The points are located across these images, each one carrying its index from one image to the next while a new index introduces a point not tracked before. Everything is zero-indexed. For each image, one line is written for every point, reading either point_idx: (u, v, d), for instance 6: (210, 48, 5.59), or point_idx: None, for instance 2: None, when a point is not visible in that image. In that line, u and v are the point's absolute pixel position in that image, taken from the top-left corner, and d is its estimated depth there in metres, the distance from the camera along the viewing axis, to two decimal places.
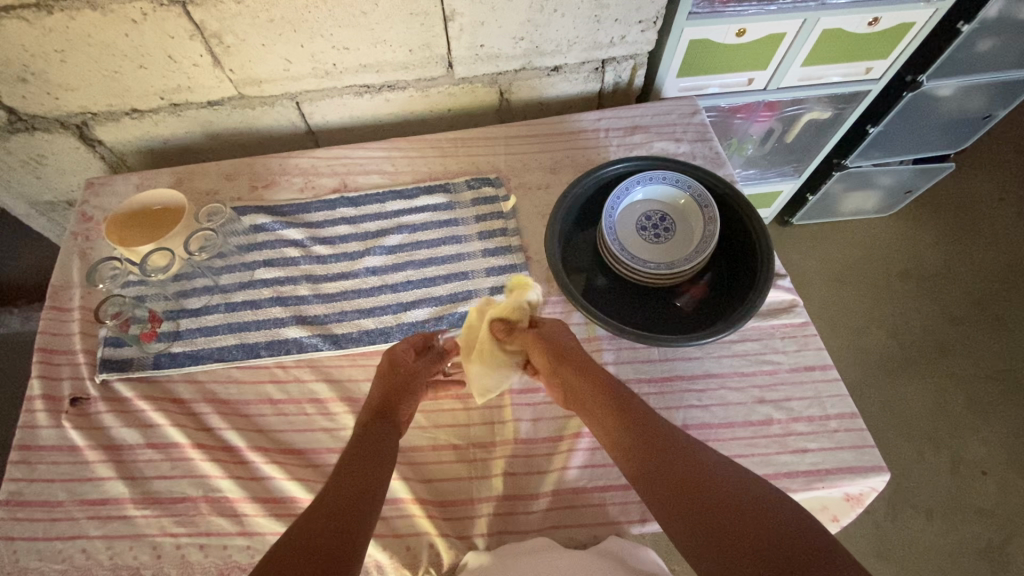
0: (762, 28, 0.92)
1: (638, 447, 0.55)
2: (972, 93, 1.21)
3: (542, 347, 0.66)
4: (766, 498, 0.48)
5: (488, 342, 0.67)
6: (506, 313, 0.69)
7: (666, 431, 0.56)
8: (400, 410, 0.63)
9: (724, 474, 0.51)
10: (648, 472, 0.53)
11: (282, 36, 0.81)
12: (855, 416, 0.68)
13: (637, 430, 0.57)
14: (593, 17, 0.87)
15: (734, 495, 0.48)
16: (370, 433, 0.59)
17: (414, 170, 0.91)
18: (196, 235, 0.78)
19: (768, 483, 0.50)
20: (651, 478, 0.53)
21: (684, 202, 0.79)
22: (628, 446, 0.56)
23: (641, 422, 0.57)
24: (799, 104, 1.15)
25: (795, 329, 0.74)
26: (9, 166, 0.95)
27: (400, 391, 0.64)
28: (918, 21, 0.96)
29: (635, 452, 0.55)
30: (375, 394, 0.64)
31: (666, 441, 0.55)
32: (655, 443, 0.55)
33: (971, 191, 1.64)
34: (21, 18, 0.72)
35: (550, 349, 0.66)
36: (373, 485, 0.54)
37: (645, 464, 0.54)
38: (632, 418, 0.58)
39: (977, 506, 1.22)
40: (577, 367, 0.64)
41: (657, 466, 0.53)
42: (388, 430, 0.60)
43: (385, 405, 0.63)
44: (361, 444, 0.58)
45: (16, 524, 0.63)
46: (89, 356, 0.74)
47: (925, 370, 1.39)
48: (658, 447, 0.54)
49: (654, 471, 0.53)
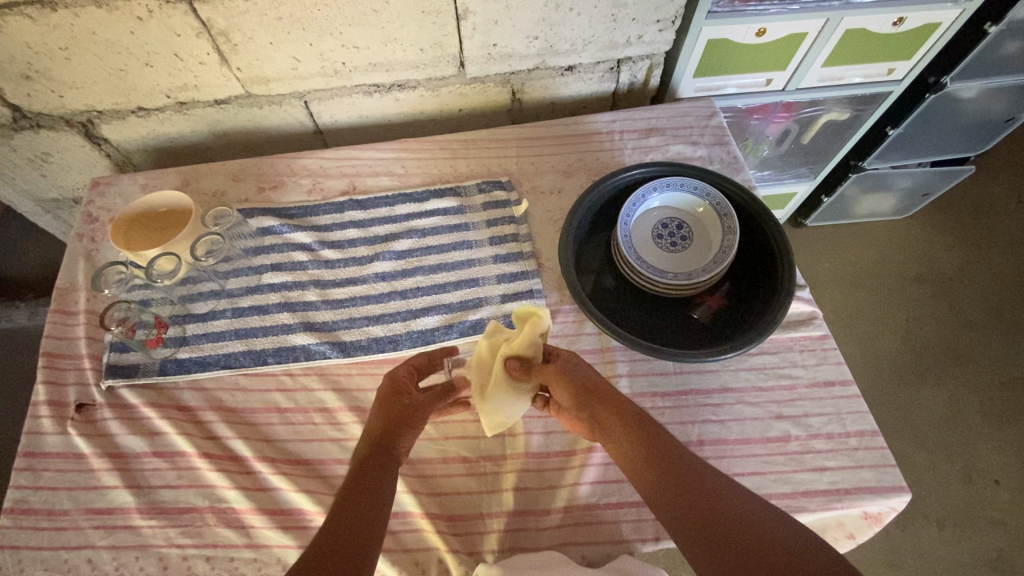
0: (783, 28, 0.90)
1: (659, 477, 0.54)
2: (996, 95, 1.18)
3: (569, 381, 0.62)
4: (794, 538, 0.47)
5: (503, 378, 0.63)
6: (521, 351, 0.64)
7: (687, 458, 0.55)
8: (400, 440, 0.61)
9: (749, 511, 0.50)
10: (668, 503, 0.52)
11: (290, 34, 0.79)
12: (876, 434, 0.66)
13: (659, 457, 0.55)
14: (611, 16, 0.85)
15: (759, 534, 0.48)
16: (367, 464, 0.57)
17: (424, 173, 0.89)
18: (203, 239, 0.76)
19: (793, 520, 0.49)
20: (673, 509, 0.52)
21: (703, 210, 0.77)
22: (648, 473, 0.55)
23: (663, 450, 0.56)
24: (817, 106, 1.12)
25: (814, 342, 0.73)
26: (14, 163, 0.94)
27: (401, 422, 0.61)
28: (943, 21, 0.94)
29: (656, 480, 0.54)
30: (374, 421, 0.61)
31: (688, 470, 0.54)
32: (677, 473, 0.53)
33: (989, 194, 1.61)
34: (25, 15, 0.70)
35: (576, 382, 0.62)
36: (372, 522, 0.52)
37: (666, 494, 0.53)
38: (653, 445, 0.56)
39: (991, 516, 1.20)
40: (602, 399, 0.61)
41: (679, 496, 0.52)
42: (387, 462, 0.58)
43: (386, 434, 0.60)
44: (357, 477, 0.56)
45: (21, 533, 0.62)
46: (95, 361, 0.73)
47: (940, 377, 1.36)
48: (679, 477, 0.53)
49: (677, 503, 0.52)
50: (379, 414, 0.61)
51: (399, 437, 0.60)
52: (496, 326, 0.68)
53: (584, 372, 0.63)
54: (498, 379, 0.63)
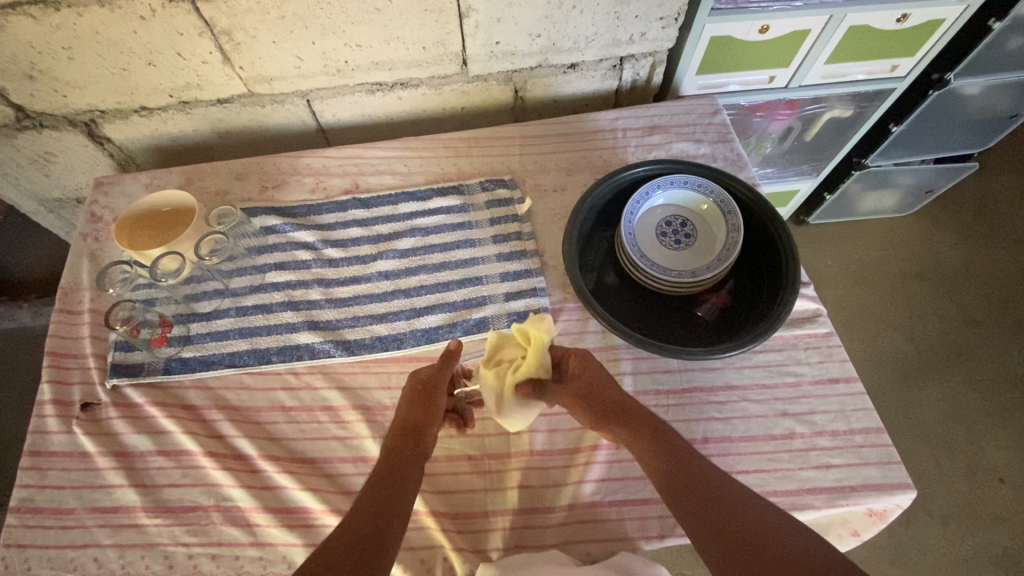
0: (787, 25, 0.89)
1: (682, 488, 0.53)
2: (1000, 92, 1.18)
3: (583, 386, 0.62)
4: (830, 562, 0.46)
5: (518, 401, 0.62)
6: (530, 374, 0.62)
7: (713, 471, 0.55)
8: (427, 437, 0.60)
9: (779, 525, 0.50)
10: (693, 515, 0.52)
11: (293, 33, 0.79)
12: (881, 431, 0.66)
13: (684, 470, 0.55)
14: (614, 14, 0.85)
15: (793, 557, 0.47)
16: (394, 457, 0.58)
17: (426, 171, 0.89)
18: (206, 238, 0.76)
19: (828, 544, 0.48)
20: (699, 522, 0.51)
21: (707, 208, 0.77)
22: (671, 484, 0.54)
23: (682, 452, 0.56)
24: (820, 103, 1.12)
25: (818, 339, 0.72)
26: (17, 163, 0.94)
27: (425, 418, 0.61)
28: (947, 18, 0.93)
29: (681, 492, 0.53)
30: (404, 412, 0.62)
31: (713, 481, 0.54)
32: (703, 485, 0.53)
33: (992, 191, 1.61)
34: (28, 15, 0.70)
35: (597, 402, 0.61)
36: (393, 517, 0.53)
37: (690, 506, 0.52)
38: (679, 459, 0.56)
39: (995, 513, 1.20)
40: (624, 409, 0.60)
41: (704, 509, 0.52)
42: (413, 459, 0.58)
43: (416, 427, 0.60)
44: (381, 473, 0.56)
45: (28, 531, 0.62)
46: (100, 361, 0.73)
47: (944, 374, 1.36)
48: (706, 491, 0.53)
49: (703, 515, 0.51)
50: (409, 405, 0.62)
51: (429, 429, 0.61)
52: (496, 343, 0.65)
53: (606, 388, 0.62)
54: (512, 404, 0.62)
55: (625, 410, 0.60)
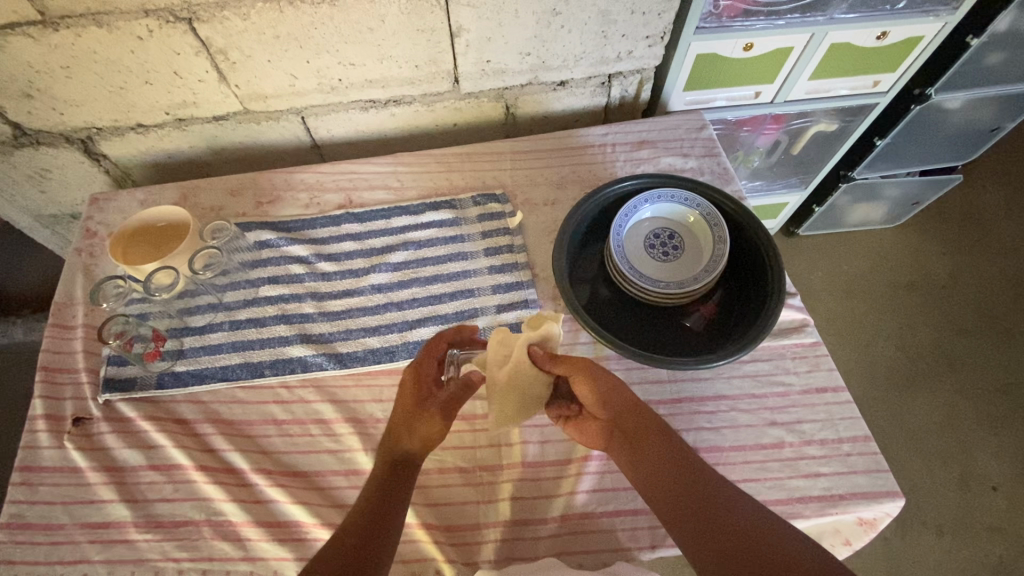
0: (770, 43, 0.92)
1: (677, 490, 0.55)
2: (981, 106, 1.20)
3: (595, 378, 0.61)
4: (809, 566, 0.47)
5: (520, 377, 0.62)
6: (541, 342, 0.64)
7: (706, 473, 0.55)
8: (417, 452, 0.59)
9: (772, 532, 0.50)
10: (687, 519, 0.53)
11: (288, 52, 0.81)
12: (868, 440, 0.67)
13: (676, 469, 0.56)
14: (601, 33, 0.87)
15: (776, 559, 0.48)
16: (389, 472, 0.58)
17: (419, 186, 0.90)
18: (201, 253, 0.77)
19: (817, 547, 0.49)
20: (690, 525, 0.52)
21: (693, 220, 0.78)
22: (662, 482, 0.56)
23: (674, 452, 0.57)
24: (806, 117, 1.14)
25: (806, 349, 0.74)
26: (13, 180, 0.95)
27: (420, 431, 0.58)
28: (925, 35, 0.96)
29: (675, 492, 0.55)
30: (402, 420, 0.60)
31: (704, 484, 0.55)
32: (698, 487, 0.54)
33: (978, 202, 1.63)
34: (27, 35, 0.72)
35: (600, 391, 0.60)
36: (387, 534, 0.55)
37: (681, 508, 0.54)
38: (673, 461, 0.56)
39: (989, 523, 1.20)
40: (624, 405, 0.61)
41: (699, 517, 0.52)
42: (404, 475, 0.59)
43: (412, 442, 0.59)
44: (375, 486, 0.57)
45: (17, 547, 0.62)
46: (92, 375, 0.73)
47: (934, 383, 1.37)
48: (695, 493, 0.54)
49: (695, 520, 0.52)
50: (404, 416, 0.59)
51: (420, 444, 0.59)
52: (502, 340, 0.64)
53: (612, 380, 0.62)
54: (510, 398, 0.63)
55: (624, 413, 0.60)
